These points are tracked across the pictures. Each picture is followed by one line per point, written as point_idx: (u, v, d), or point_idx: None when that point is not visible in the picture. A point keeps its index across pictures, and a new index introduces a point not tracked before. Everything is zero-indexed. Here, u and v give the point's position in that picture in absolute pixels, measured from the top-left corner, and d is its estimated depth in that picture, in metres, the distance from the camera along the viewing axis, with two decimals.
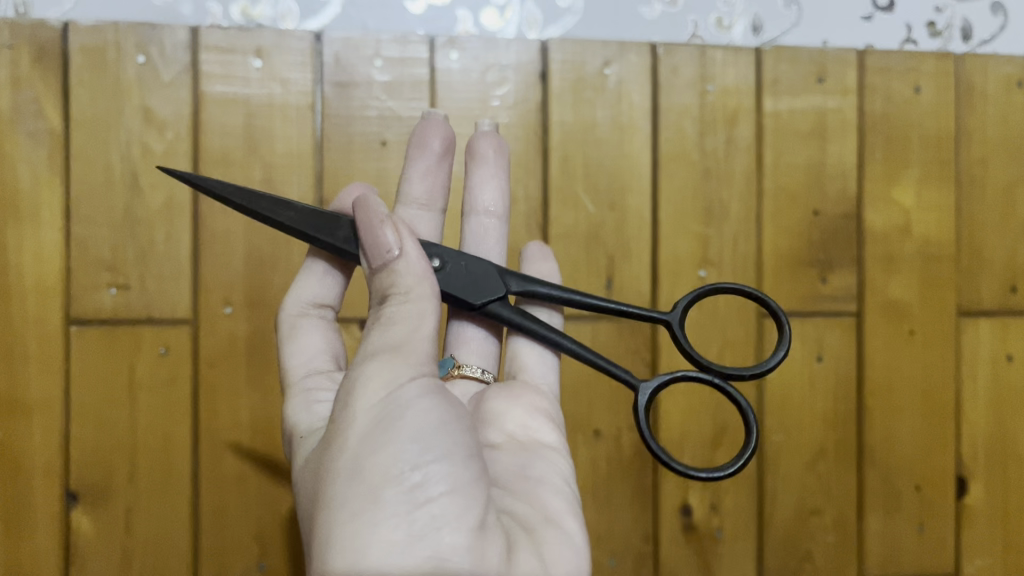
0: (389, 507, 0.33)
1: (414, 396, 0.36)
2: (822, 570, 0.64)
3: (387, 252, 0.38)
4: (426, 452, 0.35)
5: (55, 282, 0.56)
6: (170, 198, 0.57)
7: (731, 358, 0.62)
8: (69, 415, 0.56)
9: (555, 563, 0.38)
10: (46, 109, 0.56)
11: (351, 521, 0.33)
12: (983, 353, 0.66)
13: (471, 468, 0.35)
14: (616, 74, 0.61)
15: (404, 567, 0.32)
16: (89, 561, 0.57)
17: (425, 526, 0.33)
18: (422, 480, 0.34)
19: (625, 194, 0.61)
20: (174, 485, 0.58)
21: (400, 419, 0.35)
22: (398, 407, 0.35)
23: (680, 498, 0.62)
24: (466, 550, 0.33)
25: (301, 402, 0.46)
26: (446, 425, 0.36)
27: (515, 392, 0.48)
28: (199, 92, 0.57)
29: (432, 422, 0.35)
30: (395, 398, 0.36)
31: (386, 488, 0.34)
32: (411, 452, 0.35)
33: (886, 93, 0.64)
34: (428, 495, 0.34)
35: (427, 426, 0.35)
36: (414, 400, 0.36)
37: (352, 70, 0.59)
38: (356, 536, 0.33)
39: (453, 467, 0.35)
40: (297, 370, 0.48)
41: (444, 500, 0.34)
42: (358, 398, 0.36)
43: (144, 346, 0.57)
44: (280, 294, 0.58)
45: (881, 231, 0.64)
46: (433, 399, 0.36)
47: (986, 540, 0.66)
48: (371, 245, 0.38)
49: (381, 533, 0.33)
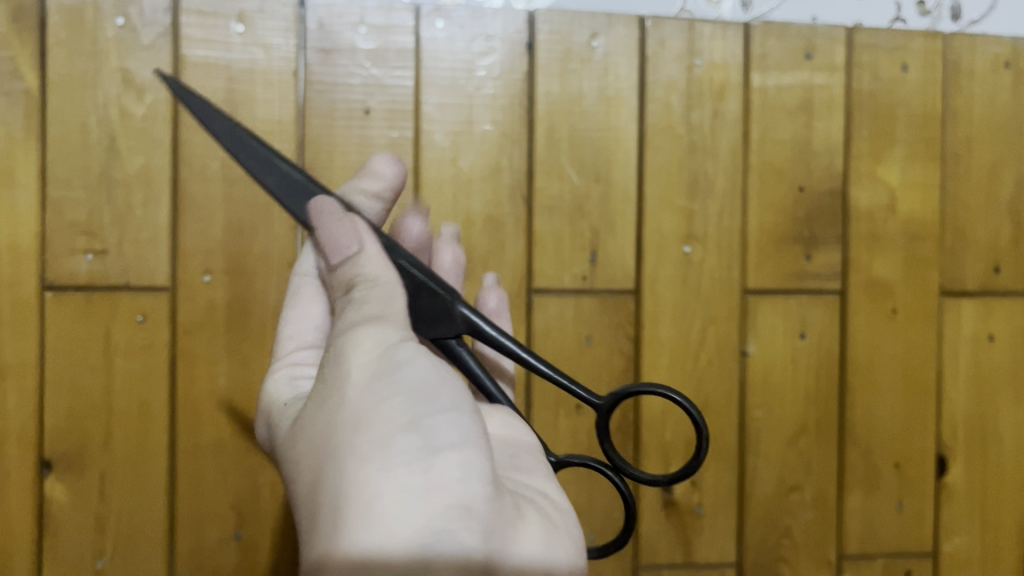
0: (402, 458, 0.32)
1: (411, 355, 0.35)
2: (800, 546, 0.64)
3: (348, 249, 0.39)
4: (433, 404, 0.33)
5: (30, 246, 0.56)
6: (148, 163, 0.57)
7: (714, 334, 0.62)
8: (44, 380, 0.56)
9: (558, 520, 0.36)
10: (22, 68, 0.55)
11: (362, 474, 0.31)
12: (965, 331, 0.66)
13: (478, 422, 0.34)
14: (603, 46, 0.60)
15: (427, 517, 0.31)
16: (62, 529, 0.56)
17: (440, 475, 0.32)
18: (431, 430, 0.33)
19: (611, 168, 0.61)
20: (151, 454, 0.57)
21: (401, 372, 0.34)
22: (398, 362, 0.34)
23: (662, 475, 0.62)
24: (482, 502, 0.32)
25: (284, 376, 0.44)
26: (447, 378, 0.35)
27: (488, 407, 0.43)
28: (180, 56, 0.56)
29: (433, 376, 0.34)
30: (391, 355, 0.35)
31: (396, 438, 0.32)
32: (416, 403, 0.33)
33: (873, 70, 0.64)
34: (441, 444, 0.32)
35: (430, 380, 0.34)
36: (409, 356, 0.35)
37: (337, 37, 0.58)
38: (370, 488, 0.31)
39: (459, 419, 0.33)
40: (286, 348, 0.46)
41: (458, 448, 0.32)
42: (353, 355, 0.35)
43: (121, 312, 0.56)
44: (260, 263, 0.58)
45: (866, 209, 0.64)
46: (428, 357, 0.35)
47: (965, 519, 0.66)
48: (330, 242, 0.39)
49: (395, 484, 0.31)
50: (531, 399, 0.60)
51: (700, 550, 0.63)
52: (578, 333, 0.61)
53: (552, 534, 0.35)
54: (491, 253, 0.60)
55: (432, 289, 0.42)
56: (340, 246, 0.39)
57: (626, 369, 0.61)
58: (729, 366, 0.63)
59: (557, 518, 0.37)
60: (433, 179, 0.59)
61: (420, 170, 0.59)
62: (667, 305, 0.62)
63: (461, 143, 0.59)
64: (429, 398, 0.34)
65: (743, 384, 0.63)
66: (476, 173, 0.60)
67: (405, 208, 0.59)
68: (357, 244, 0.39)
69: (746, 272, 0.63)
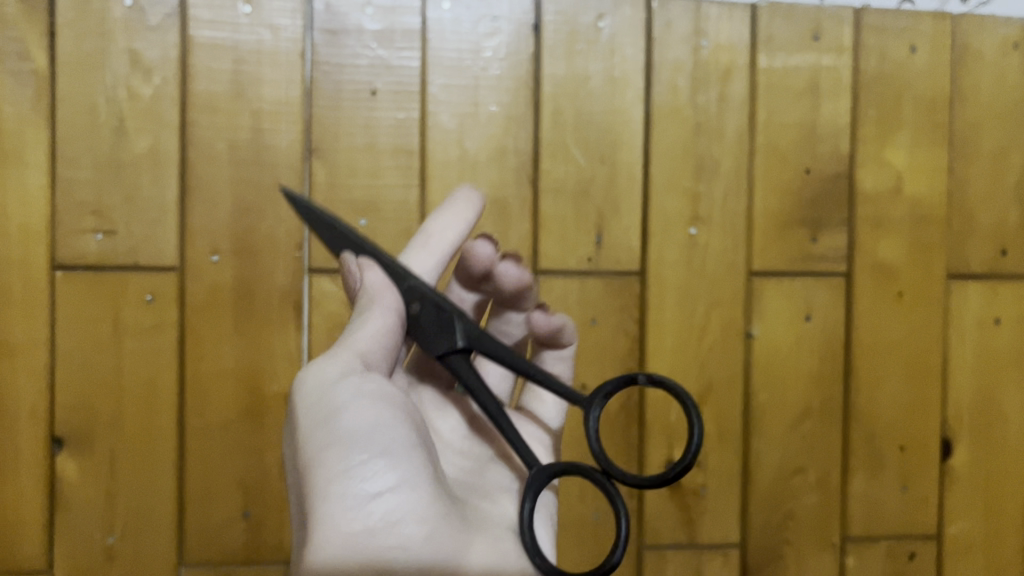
0: (343, 508, 0.33)
1: (349, 397, 0.36)
2: (803, 528, 0.64)
3: (354, 283, 0.43)
4: (368, 452, 0.34)
5: (40, 226, 0.56)
6: (156, 144, 0.57)
7: (718, 317, 0.62)
8: (54, 358, 0.57)
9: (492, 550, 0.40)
10: (31, 49, 0.56)
11: (311, 526, 0.33)
12: (970, 315, 0.66)
13: (412, 463, 0.36)
14: (610, 27, 0.60)
15: (364, 560, 0.33)
16: (72, 506, 0.57)
17: (380, 518, 0.34)
18: (370, 478, 0.34)
19: (616, 150, 0.61)
20: (160, 432, 0.58)
21: (338, 421, 0.35)
22: (337, 407, 0.35)
23: (667, 449, 0.62)
24: (415, 536, 0.35)
25: None
26: (385, 420, 0.36)
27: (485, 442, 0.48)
28: (187, 37, 0.57)
29: (370, 418, 0.36)
30: (330, 397, 0.36)
31: (334, 491, 0.33)
32: (359, 449, 0.34)
33: (881, 52, 0.64)
34: (379, 491, 0.34)
35: (367, 424, 0.35)
36: (348, 399, 0.36)
37: (343, 18, 0.58)
38: (317, 538, 0.33)
39: (395, 465, 0.35)
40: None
41: (391, 495, 0.34)
42: (300, 395, 0.37)
43: (130, 292, 0.57)
44: (268, 242, 0.58)
45: (872, 192, 0.64)
46: (368, 397, 0.36)
47: (969, 503, 0.66)
48: (348, 284, 0.44)
49: (336, 537, 0.33)
50: None
51: (704, 531, 0.63)
52: (584, 314, 0.61)
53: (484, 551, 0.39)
54: (496, 234, 0.60)
55: (439, 310, 0.42)
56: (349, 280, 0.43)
57: (631, 351, 0.62)
58: (733, 349, 0.63)
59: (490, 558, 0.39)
60: (439, 161, 0.59)
61: (426, 151, 0.59)
62: (672, 287, 0.62)
63: (467, 124, 0.59)
64: (365, 442, 0.35)
65: (747, 367, 0.63)
66: (481, 155, 0.60)
67: (411, 189, 0.59)
68: (359, 279, 0.43)
69: (750, 254, 0.63)
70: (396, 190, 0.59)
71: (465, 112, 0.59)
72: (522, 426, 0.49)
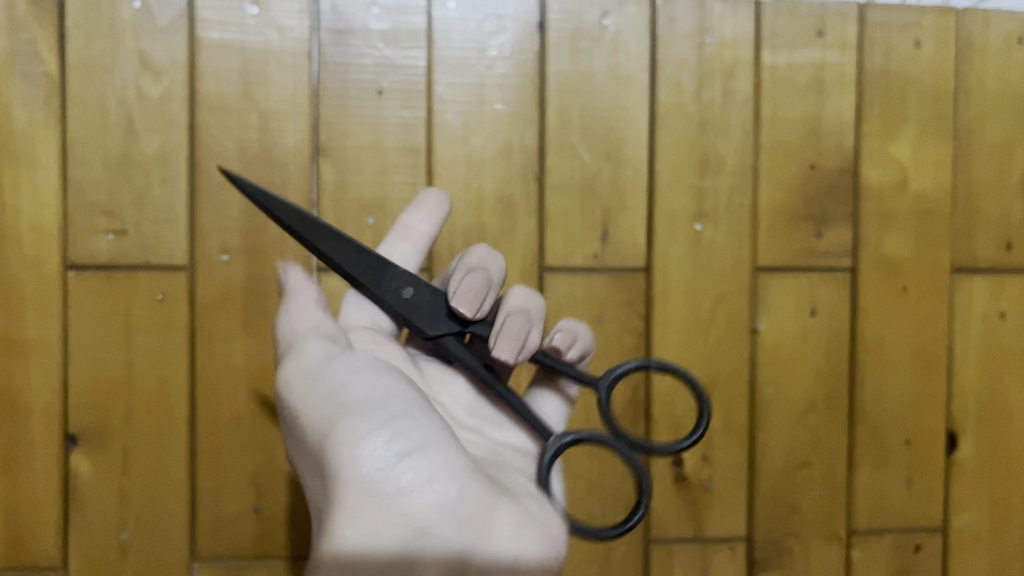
0: (371, 464, 0.34)
1: (345, 375, 0.38)
2: (809, 522, 0.65)
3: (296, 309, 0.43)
4: (383, 413, 0.36)
5: (52, 227, 0.57)
6: (165, 144, 0.57)
7: (724, 313, 0.63)
8: (67, 357, 0.57)
9: (538, 514, 0.39)
10: (41, 51, 0.56)
11: (338, 490, 0.34)
12: (976, 309, 0.66)
13: (429, 421, 0.37)
14: (614, 25, 0.61)
15: (398, 513, 0.33)
16: (86, 502, 0.58)
17: (408, 477, 0.34)
18: (394, 435, 0.35)
19: (622, 146, 0.61)
20: (171, 430, 0.58)
21: (343, 393, 0.37)
22: (337, 384, 0.37)
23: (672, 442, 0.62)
24: (451, 489, 0.35)
25: None
26: (389, 389, 0.38)
27: (492, 419, 0.47)
28: (195, 38, 0.57)
29: (374, 388, 0.37)
30: (323, 379, 0.38)
31: (361, 447, 0.34)
32: (371, 411, 0.36)
33: (885, 47, 0.64)
34: (402, 446, 0.35)
35: (373, 393, 0.37)
36: (346, 376, 0.38)
37: (350, 18, 0.59)
38: (349, 500, 0.33)
39: (413, 422, 0.36)
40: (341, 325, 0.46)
41: (418, 449, 0.35)
42: (295, 391, 0.38)
43: (141, 292, 0.58)
44: (276, 242, 0.59)
45: (877, 187, 0.64)
46: (365, 372, 0.38)
47: (975, 495, 0.67)
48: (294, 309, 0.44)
49: (367, 495, 0.33)
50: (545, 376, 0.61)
51: (710, 525, 0.64)
52: (590, 310, 0.61)
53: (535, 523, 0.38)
54: (502, 232, 0.60)
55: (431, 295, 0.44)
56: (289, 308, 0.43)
57: (637, 346, 0.62)
58: (739, 344, 0.63)
59: (537, 513, 0.39)
60: (445, 159, 0.60)
61: (432, 150, 0.60)
62: (677, 283, 0.62)
63: (472, 123, 0.60)
64: (373, 405, 0.36)
65: (752, 362, 0.64)
66: (487, 153, 0.60)
67: (418, 187, 0.60)
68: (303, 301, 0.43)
69: (756, 250, 0.63)
70: (403, 188, 0.60)
71: (470, 110, 0.60)
72: (538, 403, 0.49)
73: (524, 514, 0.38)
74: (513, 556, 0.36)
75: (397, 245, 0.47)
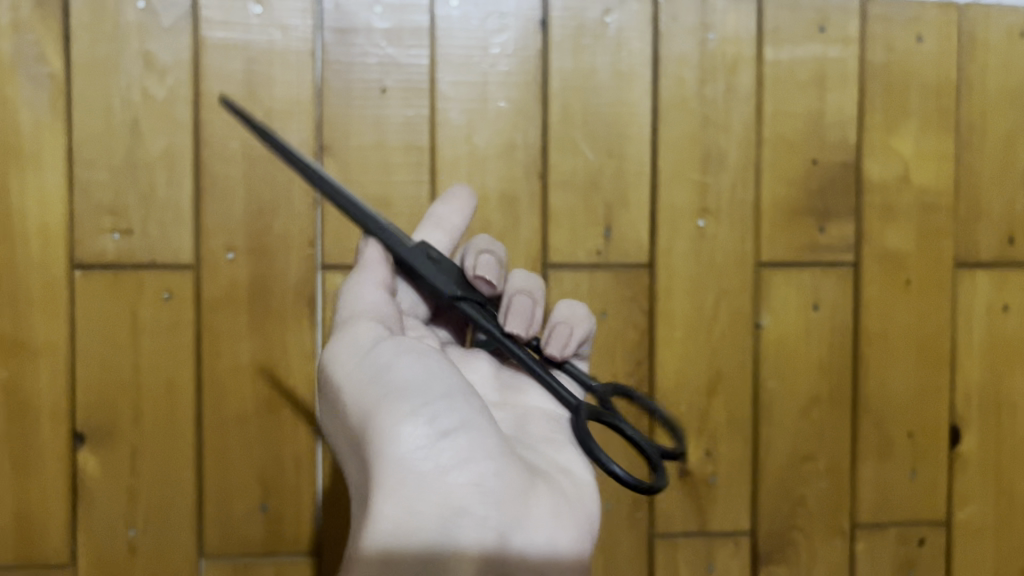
0: (411, 443, 0.36)
1: (392, 356, 0.39)
2: (814, 515, 0.65)
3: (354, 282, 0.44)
4: (425, 396, 0.38)
5: (59, 228, 0.57)
6: (170, 144, 0.58)
7: (727, 308, 0.63)
8: (74, 356, 0.58)
9: (576, 493, 0.40)
10: (46, 52, 0.57)
11: (380, 467, 0.36)
12: (979, 302, 0.66)
13: (471, 403, 0.39)
14: (616, 22, 0.61)
15: (439, 490, 0.36)
16: (95, 500, 0.58)
17: (448, 456, 0.36)
18: (433, 418, 0.37)
19: (625, 143, 0.62)
20: (178, 428, 0.59)
21: (389, 374, 0.38)
22: (383, 365, 0.39)
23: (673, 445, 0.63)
24: (489, 469, 0.37)
25: None
26: (434, 371, 0.39)
27: (521, 387, 0.47)
28: (199, 38, 0.57)
29: (418, 370, 0.39)
30: (372, 360, 0.39)
31: (401, 428, 0.36)
32: (413, 394, 0.38)
33: (887, 42, 0.64)
34: (441, 427, 0.37)
35: (417, 375, 0.39)
36: (393, 356, 0.39)
37: (353, 17, 0.59)
38: (390, 477, 0.35)
39: (456, 405, 0.38)
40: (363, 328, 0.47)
41: (457, 430, 0.37)
42: (342, 371, 0.40)
43: (147, 291, 0.58)
44: (282, 240, 0.59)
45: (879, 181, 0.65)
46: (411, 354, 0.40)
47: (978, 488, 0.67)
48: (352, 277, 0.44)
49: (408, 473, 0.36)
50: None
51: (715, 519, 0.64)
52: (594, 306, 0.62)
53: (574, 504, 0.39)
54: (506, 229, 0.61)
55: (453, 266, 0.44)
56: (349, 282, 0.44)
57: (641, 341, 0.62)
58: (742, 339, 0.63)
59: (574, 492, 0.40)
60: (449, 156, 0.60)
61: (435, 148, 0.60)
62: (681, 278, 0.62)
63: (475, 121, 0.60)
64: (417, 388, 0.38)
65: (755, 357, 0.64)
66: (491, 151, 0.60)
67: (422, 184, 0.60)
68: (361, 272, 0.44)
69: (759, 245, 0.63)
70: (407, 186, 0.60)
71: (473, 107, 0.60)
72: None
73: (562, 494, 0.39)
74: (552, 535, 0.37)
75: (432, 234, 0.47)
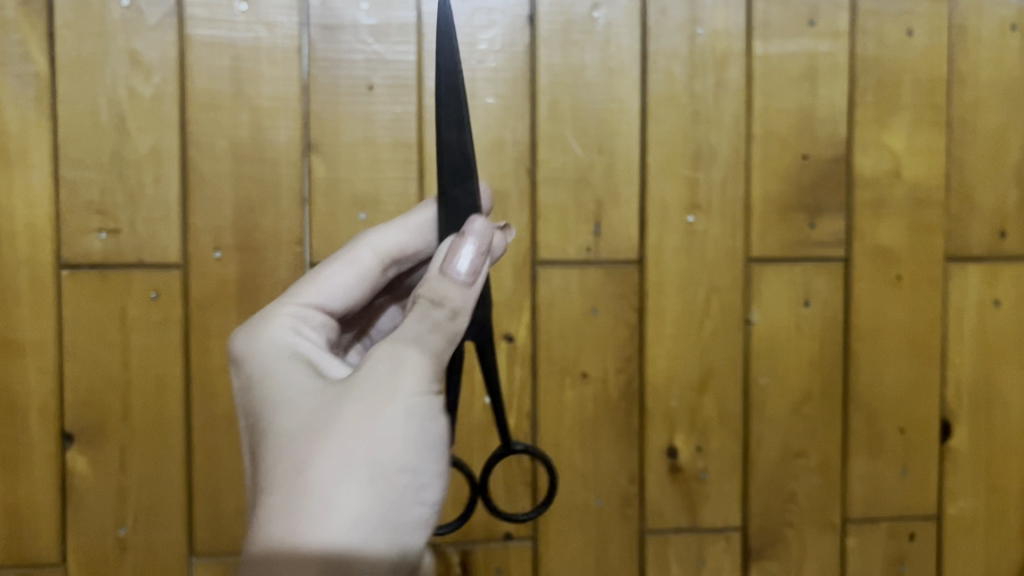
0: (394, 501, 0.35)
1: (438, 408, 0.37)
2: (805, 510, 0.65)
3: (460, 279, 0.39)
4: (429, 462, 0.36)
5: (46, 226, 0.57)
6: (158, 142, 0.58)
7: (717, 304, 0.63)
8: (62, 356, 0.58)
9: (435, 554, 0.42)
10: (31, 51, 0.56)
11: (356, 498, 0.34)
12: (971, 297, 0.66)
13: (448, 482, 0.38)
14: (605, 17, 0.61)
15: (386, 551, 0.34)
16: (85, 499, 0.58)
17: (412, 524, 0.35)
18: (423, 488, 0.36)
19: (614, 140, 0.61)
20: (169, 426, 0.59)
21: (427, 425, 0.36)
22: (430, 412, 0.36)
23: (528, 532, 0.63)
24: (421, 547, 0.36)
25: (290, 320, 0.42)
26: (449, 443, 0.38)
27: None
28: (184, 36, 0.57)
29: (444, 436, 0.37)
30: (430, 403, 0.36)
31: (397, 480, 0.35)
32: (427, 458, 0.36)
33: (878, 35, 0.63)
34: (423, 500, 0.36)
35: (440, 439, 0.37)
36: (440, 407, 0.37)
37: (339, 14, 0.58)
38: (361, 519, 0.34)
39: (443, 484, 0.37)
40: (310, 294, 0.43)
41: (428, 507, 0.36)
42: (403, 379, 0.36)
43: (135, 290, 0.58)
44: (270, 238, 0.59)
45: (871, 176, 0.64)
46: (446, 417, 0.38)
47: (970, 482, 0.67)
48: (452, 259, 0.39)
49: (375, 522, 0.34)
50: (537, 366, 0.62)
51: (706, 514, 0.64)
52: (584, 304, 0.62)
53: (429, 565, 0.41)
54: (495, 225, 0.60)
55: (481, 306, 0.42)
56: (457, 268, 0.39)
57: (631, 338, 0.62)
58: (732, 335, 0.63)
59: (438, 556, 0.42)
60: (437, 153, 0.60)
61: (424, 146, 0.59)
62: (671, 275, 0.62)
63: None
64: (432, 454, 0.36)
65: (746, 353, 0.64)
66: (479, 148, 0.60)
67: (410, 182, 0.60)
68: (470, 281, 0.39)
69: (749, 240, 0.63)
70: (394, 183, 0.59)
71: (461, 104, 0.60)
72: None
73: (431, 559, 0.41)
74: None
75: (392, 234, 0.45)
